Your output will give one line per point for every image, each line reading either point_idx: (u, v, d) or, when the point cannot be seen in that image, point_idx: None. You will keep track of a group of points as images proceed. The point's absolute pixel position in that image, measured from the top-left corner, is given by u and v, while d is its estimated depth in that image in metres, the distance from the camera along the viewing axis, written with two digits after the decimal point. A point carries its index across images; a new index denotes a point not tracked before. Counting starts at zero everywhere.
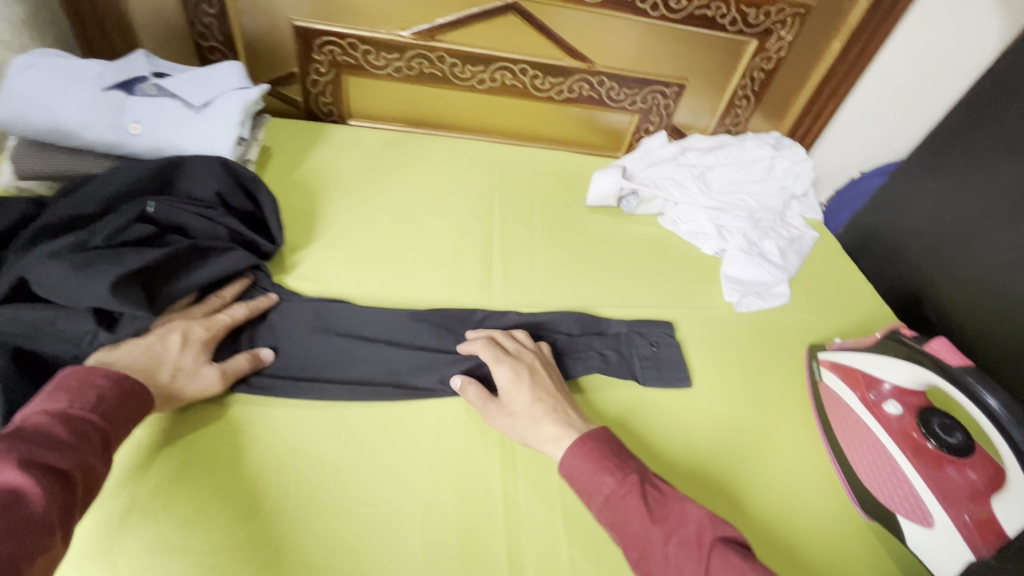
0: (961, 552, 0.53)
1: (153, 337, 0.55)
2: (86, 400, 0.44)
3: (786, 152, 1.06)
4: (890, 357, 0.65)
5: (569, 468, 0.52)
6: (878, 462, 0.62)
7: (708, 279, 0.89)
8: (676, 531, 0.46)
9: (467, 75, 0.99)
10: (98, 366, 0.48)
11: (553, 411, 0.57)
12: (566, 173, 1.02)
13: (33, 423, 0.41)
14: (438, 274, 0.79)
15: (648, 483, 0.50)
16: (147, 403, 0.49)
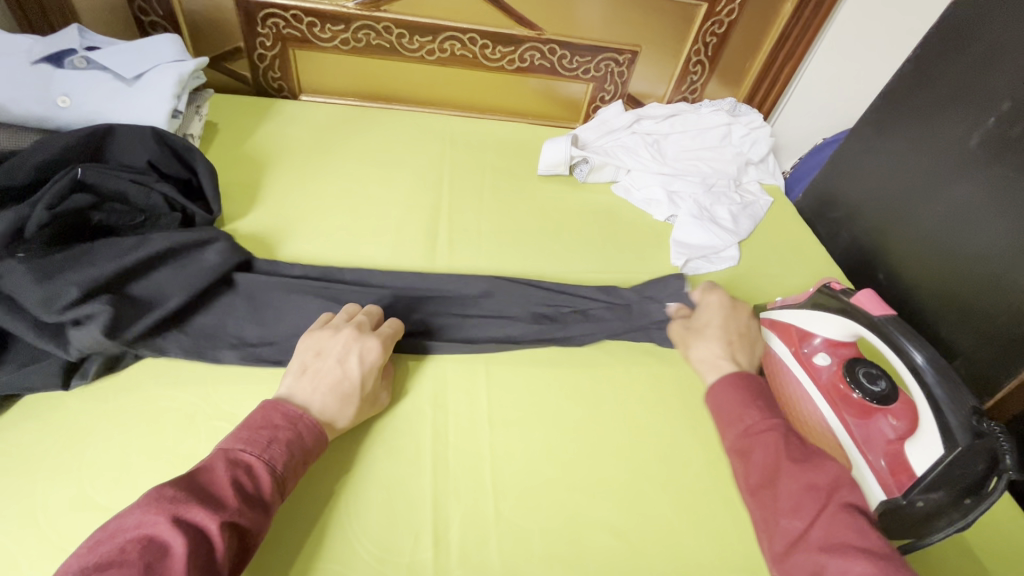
0: (875, 494, 0.55)
1: (333, 363, 0.55)
2: (265, 446, 0.46)
3: (742, 118, 1.06)
4: (824, 312, 0.65)
5: (721, 390, 0.56)
6: (807, 414, 0.64)
7: (657, 245, 0.89)
8: (812, 474, 0.47)
9: (415, 46, 0.98)
10: (276, 406, 0.50)
11: (730, 341, 0.62)
12: (520, 144, 1.02)
13: (214, 469, 0.43)
14: (382, 245, 0.79)
15: (796, 434, 0.51)
16: (320, 446, 0.51)
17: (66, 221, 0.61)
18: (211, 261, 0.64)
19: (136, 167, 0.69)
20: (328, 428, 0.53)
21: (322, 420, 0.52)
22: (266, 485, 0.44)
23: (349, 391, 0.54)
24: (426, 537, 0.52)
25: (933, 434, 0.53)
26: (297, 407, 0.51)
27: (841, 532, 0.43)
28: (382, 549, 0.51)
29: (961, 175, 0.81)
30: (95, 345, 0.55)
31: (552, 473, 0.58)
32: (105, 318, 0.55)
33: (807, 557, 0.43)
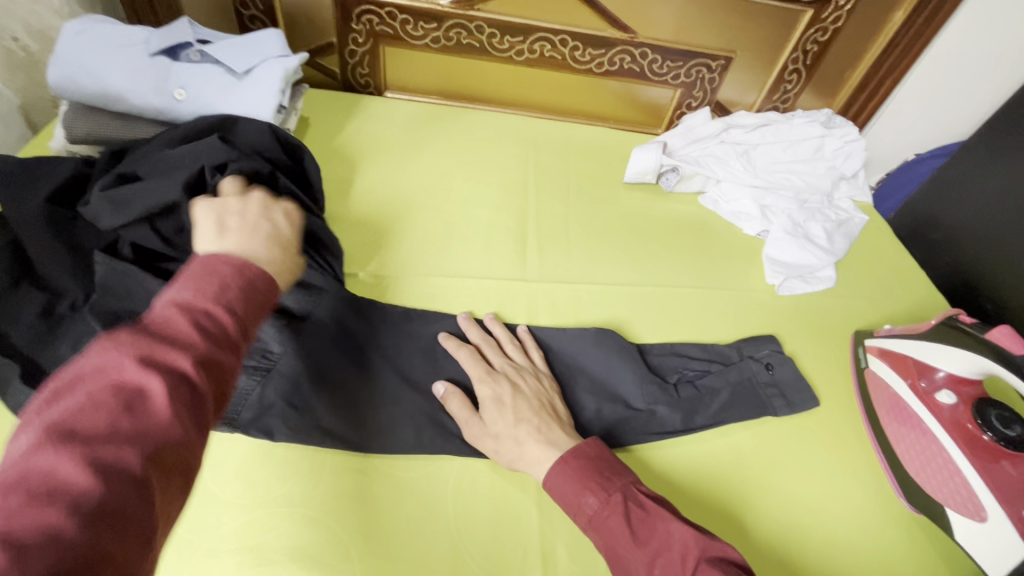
0: (1014, 548, 0.51)
1: (252, 219, 0.51)
2: (212, 291, 0.36)
3: (837, 131, 1.01)
4: (950, 343, 0.61)
5: (552, 486, 0.51)
6: (927, 454, 0.59)
7: (749, 261, 0.86)
8: (661, 554, 0.44)
9: (505, 46, 0.97)
10: (216, 256, 0.40)
11: (538, 426, 0.54)
12: (604, 149, 1.00)
13: (166, 315, 0.33)
14: (473, 247, 0.78)
15: (634, 501, 0.48)
16: (273, 293, 0.41)
17: None
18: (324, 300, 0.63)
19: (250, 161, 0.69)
20: (274, 265, 0.47)
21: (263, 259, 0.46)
22: (228, 318, 0.35)
23: (284, 243, 0.50)
24: (534, 553, 0.51)
25: None
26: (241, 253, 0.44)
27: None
28: (492, 562, 0.50)
29: None
30: None
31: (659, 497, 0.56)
32: None
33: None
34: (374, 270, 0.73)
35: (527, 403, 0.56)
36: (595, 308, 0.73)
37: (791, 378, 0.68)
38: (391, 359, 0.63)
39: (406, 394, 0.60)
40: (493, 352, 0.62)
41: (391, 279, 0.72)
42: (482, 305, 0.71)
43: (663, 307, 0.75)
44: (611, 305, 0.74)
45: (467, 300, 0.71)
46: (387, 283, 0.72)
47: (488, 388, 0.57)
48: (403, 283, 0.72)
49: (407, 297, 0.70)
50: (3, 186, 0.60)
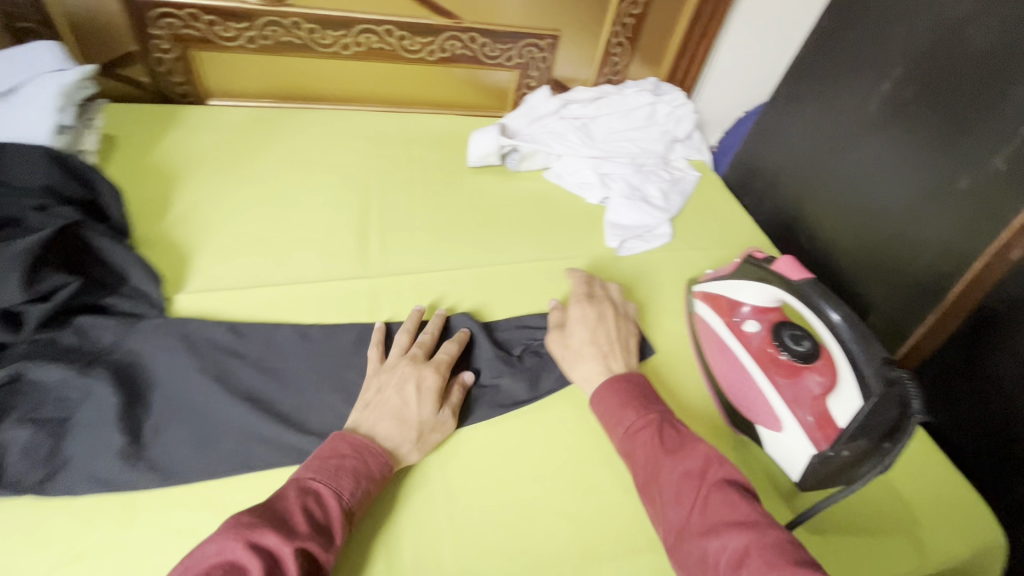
0: (805, 449, 0.58)
1: (392, 389, 0.58)
2: (332, 476, 0.49)
3: (665, 97, 1.08)
4: (749, 280, 0.68)
5: (599, 398, 0.59)
6: (740, 381, 0.66)
7: (592, 228, 0.90)
8: (682, 463, 0.50)
9: (328, 41, 0.94)
10: (345, 434, 0.53)
11: (604, 356, 0.63)
12: (449, 136, 1.00)
13: (288, 495, 0.46)
14: (310, 251, 0.75)
15: (670, 424, 0.55)
16: (387, 474, 0.53)
17: None
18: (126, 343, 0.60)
19: (31, 191, 0.63)
20: (394, 458, 0.54)
21: (385, 448, 0.54)
22: (334, 513, 0.47)
23: (416, 414, 0.56)
24: (375, 546, 0.51)
25: (852, 388, 0.56)
26: (365, 436, 0.54)
27: (719, 515, 0.46)
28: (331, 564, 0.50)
29: (869, 134, 0.83)
30: None
31: (505, 468, 0.58)
32: None
33: (694, 550, 0.46)
34: (197, 290, 0.68)
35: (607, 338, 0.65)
36: (440, 294, 0.73)
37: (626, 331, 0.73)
38: (218, 380, 0.60)
39: (237, 413, 0.58)
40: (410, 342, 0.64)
41: (218, 296, 0.68)
42: (320, 310, 0.69)
43: (508, 283, 0.77)
44: (456, 289, 0.75)
45: (304, 306, 0.69)
46: (213, 301, 0.68)
47: (426, 376, 0.60)
48: (232, 299, 0.68)
49: (238, 312, 0.67)
50: None
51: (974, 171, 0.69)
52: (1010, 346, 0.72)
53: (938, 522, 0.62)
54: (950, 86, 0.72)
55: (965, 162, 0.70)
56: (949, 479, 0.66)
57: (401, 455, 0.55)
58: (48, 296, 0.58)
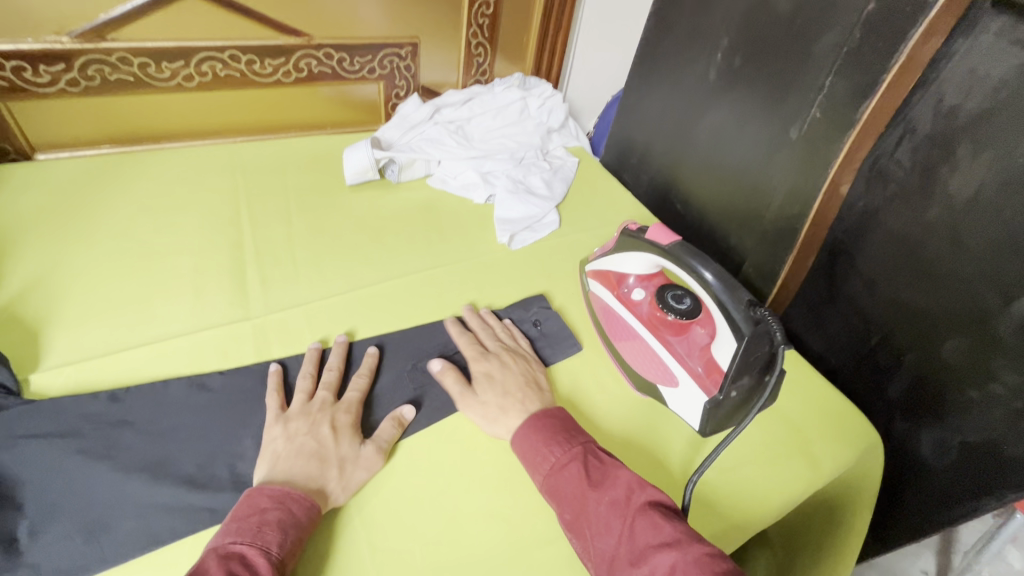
0: (699, 397, 0.62)
1: (305, 434, 0.55)
2: (257, 534, 0.46)
3: (534, 90, 1.12)
4: (627, 250, 0.72)
5: (520, 441, 0.57)
6: (636, 346, 0.69)
7: (482, 227, 0.91)
8: (609, 493, 0.51)
9: (167, 73, 0.87)
10: (260, 488, 0.50)
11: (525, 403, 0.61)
12: (322, 157, 0.96)
13: (209, 568, 0.43)
14: (180, 300, 0.69)
15: (593, 455, 0.55)
16: (315, 518, 0.50)
17: None
18: None
19: None
20: (322, 495, 0.52)
21: (308, 489, 0.51)
22: (266, 571, 0.44)
23: (336, 453, 0.55)
24: None
25: (727, 335, 0.60)
26: (280, 485, 0.51)
27: (646, 540, 0.47)
28: None
29: (714, 101, 0.91)
30: None
31: (427, 481, 0.57)
32: None
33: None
34: (46, 366, 0.60)
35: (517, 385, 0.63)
36: (334, 321, 0.70)
37: (552, 326, 0.75)
38: (101, 459, 0.53)
39: (125, 490, 0.51)
40: (313, 385, 0.61)
41: (75, 369, 0.60)
42: (200, 361, 0.63)
43: (405, 296, 0.76)
44: (351, 312, 0.72)
45: (181, 361, 0.63)
46: (69, 375, 0.60)
47: (338, 416, 0.58)
48: (92, 369, 0.61)
49: (101, 382, 0.60)
50: None
51: (799, 122, 0.78)
52: (859, 273, 0.78)
53: (826, 436, 0.69)
54: (767, 50, 0.80)
55: (792, 115, 0.78)
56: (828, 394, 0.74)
57: (327, 495, 0.52)
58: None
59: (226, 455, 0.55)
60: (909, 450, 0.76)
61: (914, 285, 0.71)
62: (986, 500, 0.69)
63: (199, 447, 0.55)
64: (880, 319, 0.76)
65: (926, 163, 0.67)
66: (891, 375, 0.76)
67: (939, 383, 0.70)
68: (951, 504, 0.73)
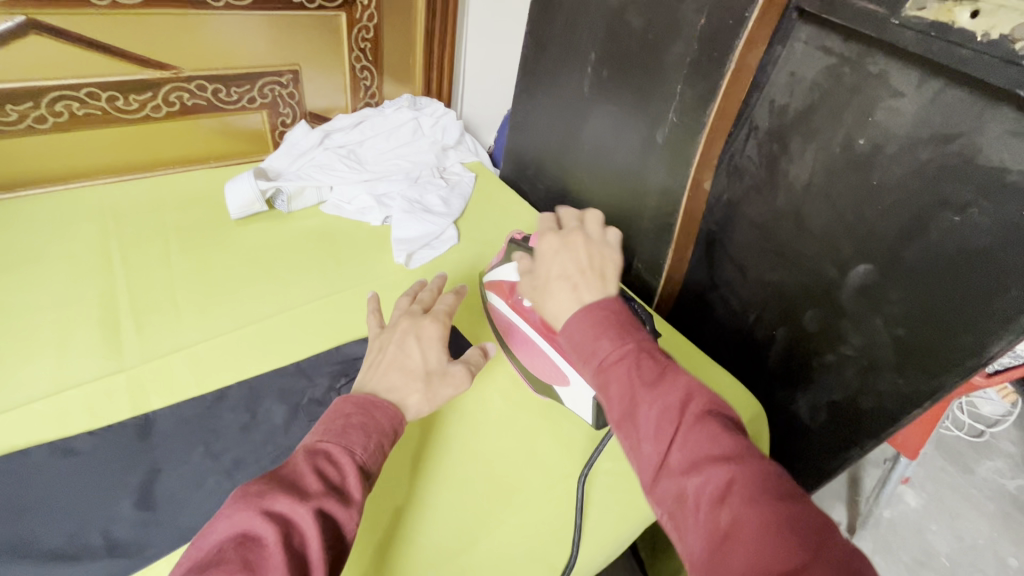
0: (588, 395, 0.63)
1: (394, 347, 0.56)
2: (342, 435, 0.45)
3: (425, 110, 1.15)
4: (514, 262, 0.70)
5: (572, 330, 0.52)
6: (530, 352, 0.69)
7: (381, 249, 0.91)
8: (662, 395, 0.45)
9: (13, 116, 0.81)
10: (347, 397, 0.50)
11: (575, 286, 0.56)
12: (204, 192, 0.92)
13: (297, 464, 0.42)
14: (41, 360, 0.64)
15: (648, 354, 0.48)
16: (396, 428, 0.50)
17: None
18: None
19: None
20: (404, 411, 0.52)
21: (392, 401, 0.52)
22: (352, 470, 0.43)
23: (421, 367, 0.55)
24: None
25: None
26: (369, 395, 0.51)
27: (701, 450, 0.41)
28: None
29: (591, 111, 0.96)
30: None
31: None
32: None
33: (673, 487, 0.41)
34: None
35: (575, 266, 0.58)
36: (221, 362, 0.68)
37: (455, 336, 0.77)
38: None
39: None
40: (413, 302, 0.64)
41: None
42: (67, 422, 0.59)
43: (299, 327, 0.74)
44: (241, 351, 0.70)
45: (42, 426, 0.58)
46: None
47: (426, 326, 0.59)
48: None
49: None
50: None
51: (662, 127, 0.84)
52: (732, 260, 0.85)
53: None
54: (628, 62, 0.86)
55: (655, 120, 0.85)
56: (712, 374, 0.80)
57: (408, 409, 0.52)
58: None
59: (98, 521, 0.51)
60: (791, 416, 0.83)
61: (775, 265, 0.78)
62: (855, 450, 0.76)
63: (66, 517, 0.51)
64: (753, 299, 0.83)
65: (768, 156, 0.74)
66: (769, 350, 0.83)
67: (806, 352, 0.77)
68: (826, 458, 0.80)
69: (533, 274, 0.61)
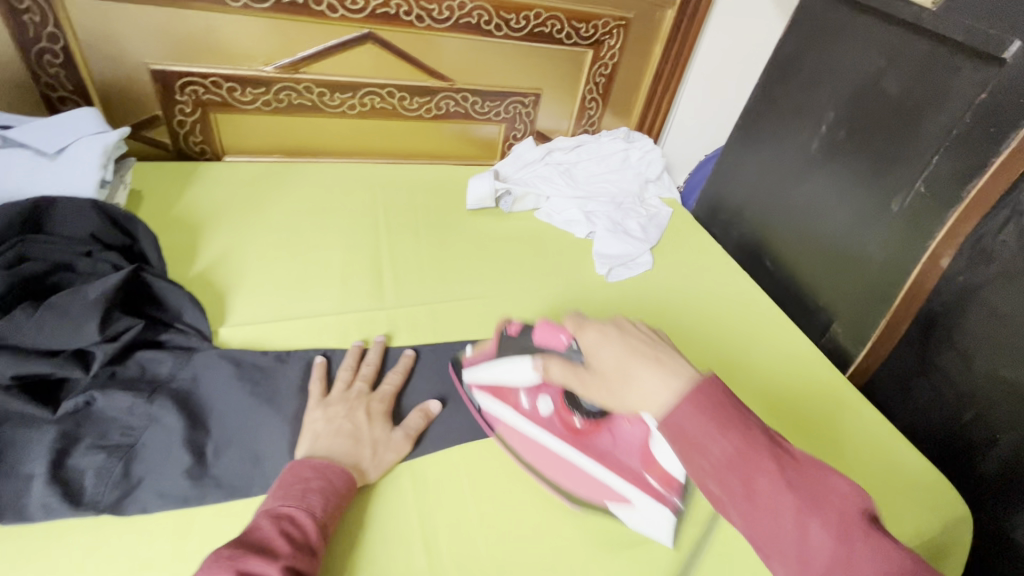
0: (660, 512, 0.59)
1: (342, 416, 0.61)
2: (302, 497, 0.51)
3: (637, 143, 1.22)
4: (510, 358, 0.67)
5: (667, 419, 0.44)
6: (569, 473, 0.62)
7: (583, 259, 1.00)
8: (749, 440, 0.42)
9: (337, 102, 1.04)
10: (300, 462, 0.55)
11: (658, 360, 0.49)
12: (448, 184, 1.10)
13: (261, 525, 0.48)
14: (329, 286, 0.82)
15: (722, 397, 0.45)
16: (352, 488, 0.55)
17: (22, 283, 0.62)
18: (172, 376, 0.64)
19: (77, 239, 0.68)
20: (358, 474, 0.57)
21: (347, 464, 0.57)
22: (311, 531, 0.49)
23: (364, 437, 0.60)
24: (416, 545, 0.56)
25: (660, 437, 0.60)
26: (318, 458, 0.56)
27: (805, 497, 0.40)
28: (378, 565, 0.54)
29: (815, 170, 0.97)
30: (37, 467, 0.53)
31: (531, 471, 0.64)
32: (47, 442, 0.55)
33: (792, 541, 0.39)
34: (229, 321, 0.73)
35: (645, 346, 0.51)
36: None
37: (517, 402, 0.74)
38: (270, 403, 0.64)
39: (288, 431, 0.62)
40: (353, 375, 0.67)
41: (251, 328, 0.73)
42: (344, 337, 0.75)
43: (512, 309, 0.86)
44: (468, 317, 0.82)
45: (328, 335, 0.75)
46: (245, 333, 0.72)
47: (373, 404, 0.64)
48: (260, 332, 0.73)
49: (268, 343, 0.72)
50: None
51: (902, 195, 0.82)
52: (955, 347, 0.78)
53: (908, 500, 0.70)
54: (873, 127, 0.86)
55: (893, 189, 0.84)
56: (909, 461, 0.75)
57: (362, 471, 0.58)
58: (114, 338, 0.62)
59: None
60: (999, 531, 0.75)
61: (1014, 362, 0.71)
62: None
63: None
64: (976, 393, 0.76)
65: None
66: (983, 454, 0.75)
67: None
68: None
69: (589, 369, 0.54)
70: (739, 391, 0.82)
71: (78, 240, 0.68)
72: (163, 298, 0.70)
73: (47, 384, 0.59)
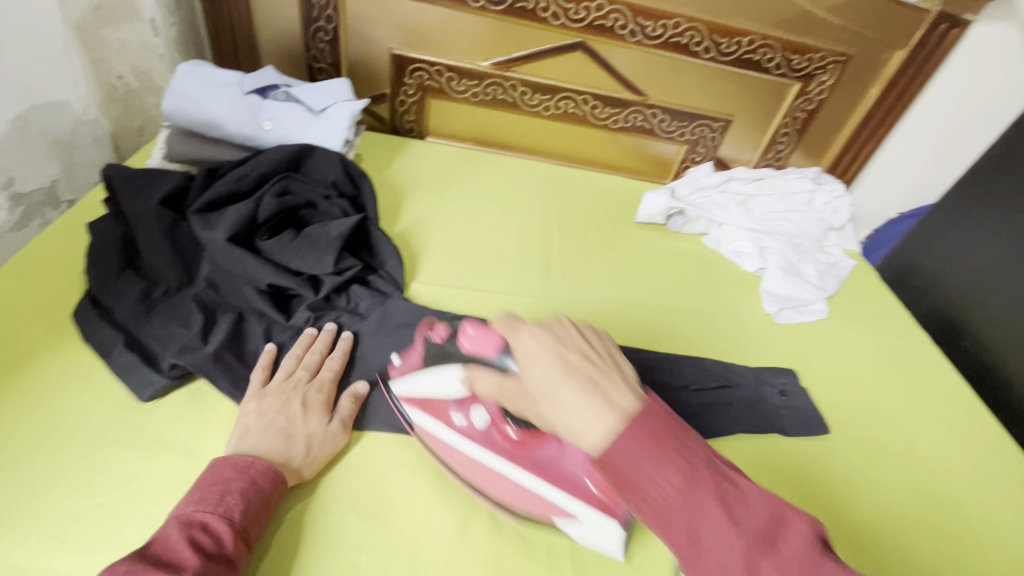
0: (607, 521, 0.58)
1: (276, 409, 0.57)
2: (218, 501, 0.48)
3: (826, 187, 1.12)
4: (438, 369, 0.66)
5: (605, 444, 0.41)
6: (513, 485, 0.59)
7: (748, 293, 0.96)
8: (724, 505, 0.38)
9: (535, 102, 1.12)
10: (224, 460, 0.52)
11: (591, 381, 0.45)
12: (620, 194, 1.12)
13: (169, 534, 0.45)
14: (503, 267, 0.88)
15: (691, 448, 0.41)
16: (280, 486, 0.52)
17: (283, 213, 0.75)
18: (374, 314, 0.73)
19: (323, 185, 0.81)
20: (288, 468, 0.54)
21: (275, 462, 0.53)
22: (226, 538, 0.46)
23: (297, 433, 0.56)
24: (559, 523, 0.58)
25: None
26: (245, 456, 0.53)
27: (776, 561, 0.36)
28: (522, 528, 0.57)
29: None
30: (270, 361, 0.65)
31: None
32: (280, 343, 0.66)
33: None
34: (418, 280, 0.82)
35: (576, 362, 0.46)
36: (612, 325, 0.82)
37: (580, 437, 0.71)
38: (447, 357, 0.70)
39: None
40: (297, 363, 0.63)
41: (436, 288, 0.81)
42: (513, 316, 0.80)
43: (671, 327, 0.86)
44: (627, 323, 0.84)
45: (499, 310, 0.80)
46: (431, 291, 0.81)
47: (309, 394, 0.60)
48: (443, 293, 0.81)
49: (448, 304, 0.79)
50: (127, 188, 0.71)
51: None
52: None
53: None
54: None
55: None
56: None
57: (294, 470, 0.54)
58: (340, 273, 0.73)
59: None
60: None
61: None
62: None
63: None
64: None
65: None
66: None
67: None
68: None
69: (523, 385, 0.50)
70: (913, 472, 0.73)
71: (323, 186, 0.81)
72: (376, 248, 0.80)
73: (288, 298, 0.72)
